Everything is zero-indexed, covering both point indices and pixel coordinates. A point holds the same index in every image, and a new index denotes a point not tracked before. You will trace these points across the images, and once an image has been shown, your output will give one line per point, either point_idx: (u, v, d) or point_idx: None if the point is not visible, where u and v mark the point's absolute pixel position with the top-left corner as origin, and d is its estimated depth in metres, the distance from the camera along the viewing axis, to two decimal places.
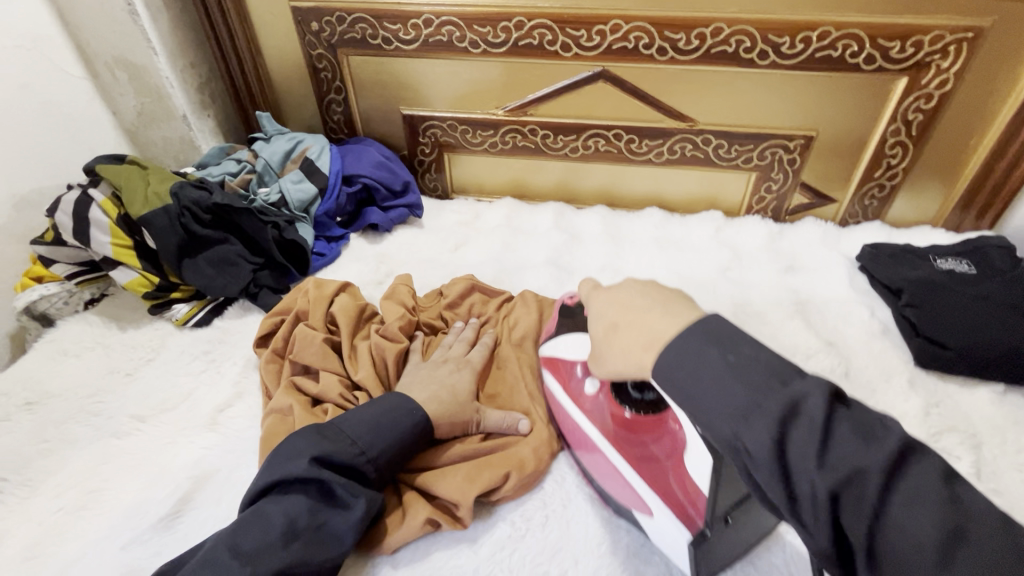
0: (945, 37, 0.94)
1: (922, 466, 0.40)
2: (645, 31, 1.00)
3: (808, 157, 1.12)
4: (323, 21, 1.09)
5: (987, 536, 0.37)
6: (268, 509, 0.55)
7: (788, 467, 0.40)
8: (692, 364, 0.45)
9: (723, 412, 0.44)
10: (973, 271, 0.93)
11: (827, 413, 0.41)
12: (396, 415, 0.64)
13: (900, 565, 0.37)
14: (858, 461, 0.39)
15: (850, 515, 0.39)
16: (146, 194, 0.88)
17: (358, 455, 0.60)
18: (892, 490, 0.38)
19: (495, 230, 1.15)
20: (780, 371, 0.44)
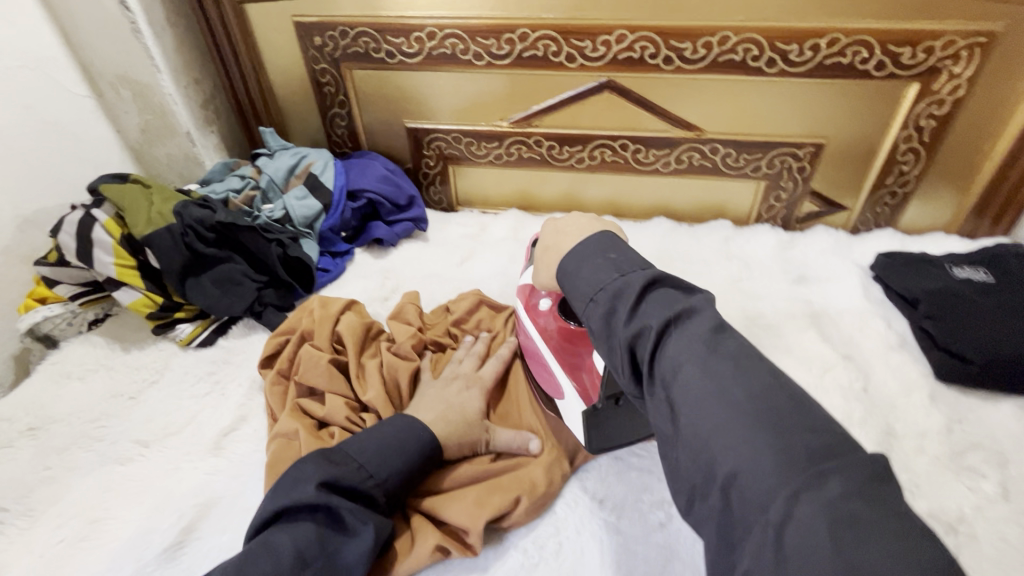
0: (958, 42, 0.92)
1: (724, 336, 0.44)
2: (651, 41, 0.98)
3: (818, 165, 1.10)
4: (326, 35, 1.08)
5: (756, 374, 0.41)
6: (274, 538, 0.52)
7: (614, 327, 0.47)
8: (591, 267, 0.52)
9: (584, 289, 0.52)
10: (991, 279, 0.91)
11: (657, 301, 0.47)
12: (405, 440, 0.63)
13: (684, 401, 0.42)
14: (658, 318, 0.45)
15: (648, 361, 0.45)
16: (150, 214, 0.88)
17: (366, 478, 0.58)
18: (676, 338, 0.44)
19: (501, 243, 1.14)
20: (628, 267, 0.51)
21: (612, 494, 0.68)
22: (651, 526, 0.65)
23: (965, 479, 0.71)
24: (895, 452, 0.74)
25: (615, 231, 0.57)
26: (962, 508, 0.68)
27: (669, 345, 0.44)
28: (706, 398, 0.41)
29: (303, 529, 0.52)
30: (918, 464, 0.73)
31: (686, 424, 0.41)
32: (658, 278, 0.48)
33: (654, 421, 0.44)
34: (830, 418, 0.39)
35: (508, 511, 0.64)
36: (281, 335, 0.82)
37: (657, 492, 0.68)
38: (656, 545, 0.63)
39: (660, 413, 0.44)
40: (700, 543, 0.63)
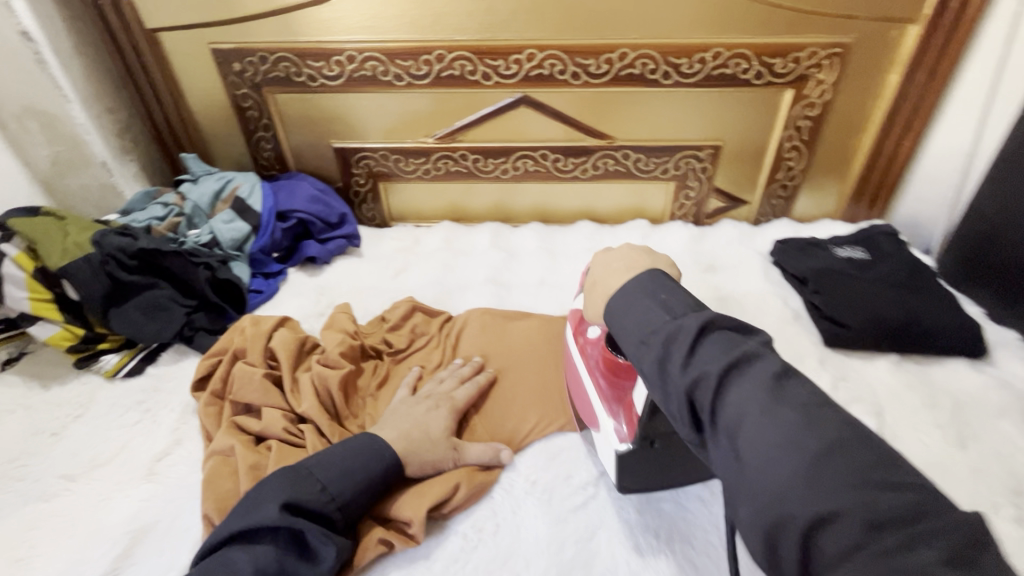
0: (819, 52, 1.06)
1: (788, 381, 0.44)
2: (558, 58, 1.07)
3: (718, 165, 1.22)
4: (245, 61, 1.10)
5: (825, 419, 0.41)
6: (236, 557, 0.54)
7: (664, 369, 0.48)
8: (642, 312, 0.53)
9: (634, 332, 0.52)
10: (867, 256, 1.06)
11: (701, 337, 0.48)
12: (367, 456, 0.65)
13: (742, 440, 0.42)
14: (716, 365, 0.45)
15: (708, 407, 0.45)
16: (65, 245, 0.86)
17: (328, 502, 0.60)
18: (738, 385, 0.44)
19: (434, 254, 1.18)
20: (677, 307, 0.52)
21: (545, 475, 0.73)
22: (581, 499, 0.70)
23: None
24: None
25: (662, 271, 0.58)
26: None
27: (733, 391, 0.44)
28: (761, 441, 0.41)
29: (268, 546, 0.55)
30: None
31: (750, 462, 0.41)
32: (712, 321, 0.48)
33: (719, 466, 0.44)
34: (903, 463, 0.39)
35: (448, 499, 0.68)
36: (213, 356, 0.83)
37: (585, 468, 0.74)
38: (586, 515, 0.69)
39: (723, 457, 0.43)
40: (624, 508, 0.69)
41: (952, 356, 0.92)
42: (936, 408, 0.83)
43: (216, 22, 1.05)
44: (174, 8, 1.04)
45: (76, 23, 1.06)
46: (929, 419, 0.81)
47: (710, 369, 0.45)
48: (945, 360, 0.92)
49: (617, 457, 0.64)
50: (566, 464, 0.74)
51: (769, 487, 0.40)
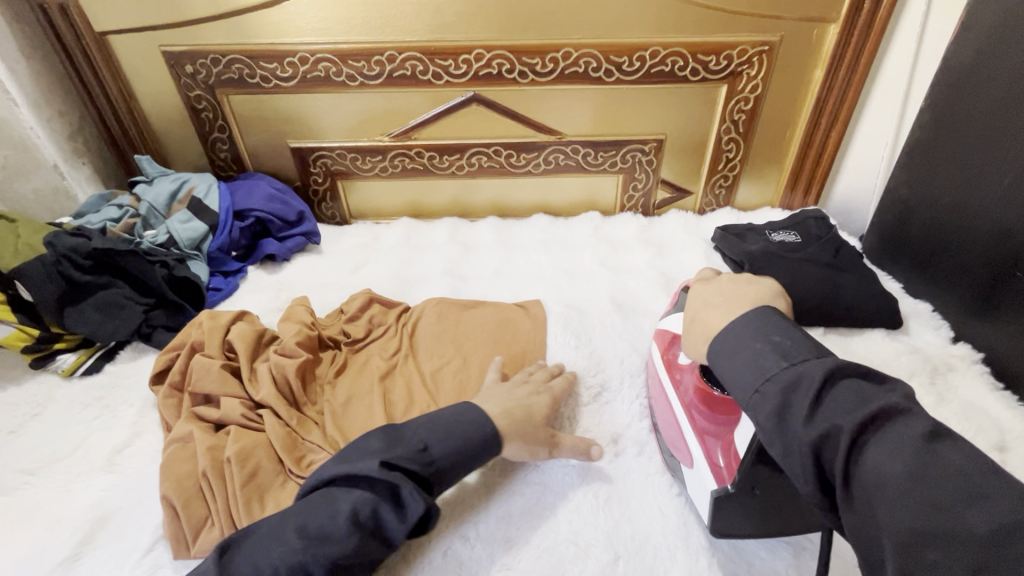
0: (749, 50, 1.14)
1: (941, 444, 0.41)
2: (506, 58, 1.12)
3: (662, 157, 1.29)
4: (197, 63, 1.11)
5: (988, 490, 0.38)
6: (337, 497, 0.58)
7: (785, 423, 0.46)
8: (750, 355, 0.51)
9: (746, 379, 0.51)
10: (798, 240, 1.14)
11: (826, 386, 0.46)
12: (464, 427, 0.66)
13: (882, 508, 0.40)
14: (850, 420, 0.43)
15: (841, 469, 0.43)
16: (17, 245, 0.88)
17: (423, 460, 0.62)
18: (878, 448, 0.42)
19: (393, 249, 1.21)
20: (792, 351, 0.50)
21: None
22: (528, 469, 0.75)
23: None
24: None
25: (771, 307, 0.56)
26: None
27: (870, 454, 0.42)
28: (911, 512, 0.39)
29: (368, 494, 0.58)
30: None
31: (896, 539, 0.39)
32: (840, 368, 0.46)
33: (856, 537, 0.42)
34: None
35: None
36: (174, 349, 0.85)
37: None
38: (532, 483, 0.73)
39: (862, 525, 0.41)
40: (567, 474, 0.74)
41: (871, 326, 1.00)
42: None
43: (166, 25, 1.07)
44: (123, 12, 1.05)
45: (22, 27, 1.05)
46: None
47: (842, 425, 0.43)
48: (865, 331, 1.00)
49: (712, 499, 0.63)
50: None
51: (928, 566, 0.37)
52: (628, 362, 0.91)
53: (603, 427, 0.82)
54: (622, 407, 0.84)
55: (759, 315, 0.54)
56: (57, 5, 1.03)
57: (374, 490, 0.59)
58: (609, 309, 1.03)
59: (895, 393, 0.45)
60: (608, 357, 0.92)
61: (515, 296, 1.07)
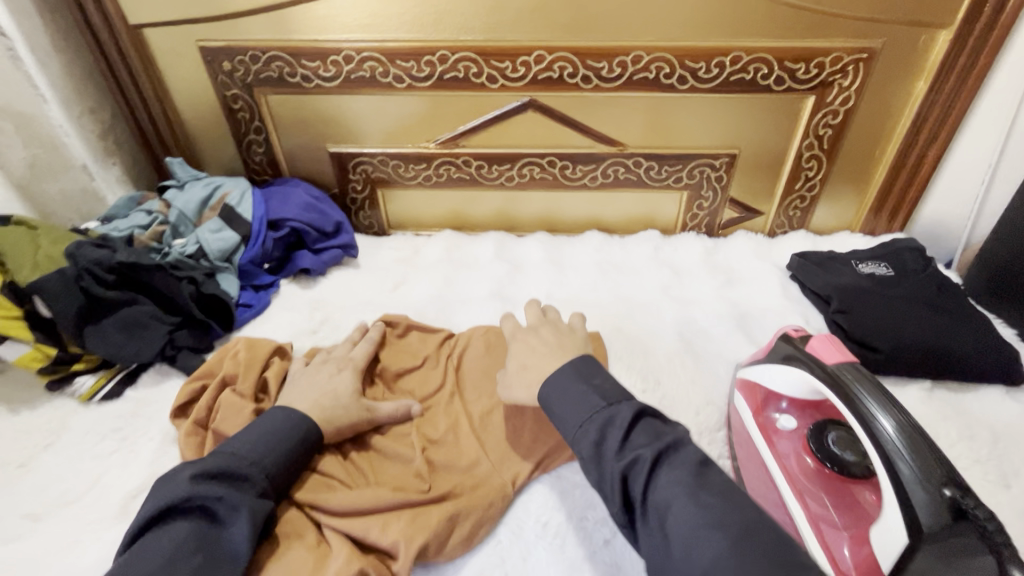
0: (844, 57, 1.01)
1: (709, 468, 0.50)
2: (569, 61, 1.01)
3: (733, 174, 1.16)
4: (235, 60, 1.03)
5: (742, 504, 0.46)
6: (147, 544, 0.52)
7: (599, 452, 0.52)
8: (577, 397, 0.57)
9: (572, 417, 0.56)
10: (892, 273, 1.00)
11: (632, 422, 0.53)
12: (279, 431, 0.64)
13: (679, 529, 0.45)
14: (648, 450, 0.50)
15: (637, 490, 0.49)
16: (36, 257, 0.81)
17: (245, 465, 0.59)
18: (678, 475, 0.48)
19: (435, 265, 1.12)
20: (610, 394, 0.56)
21: (556, 516, 0.67)
22: (597, 544, 0.64)
23: None
24: None
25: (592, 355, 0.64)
26: None
27: (660, 480, 0.49)
28: (701, 531, 0.45)
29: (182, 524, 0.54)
30: None
31: (677, 546, 0.45)
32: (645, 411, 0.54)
33: (647, 551, 0.48)
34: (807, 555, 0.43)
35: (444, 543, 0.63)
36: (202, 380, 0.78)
37: (601, 508, 0.68)
38: (602, 564, 0.63)
39: (658, 545, 0.47)
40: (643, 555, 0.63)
41: (987, 382, 0.86)
42: (973, 441, 0.77)
43: (204, 18, 0.99)
44: (160, 4, 0.98)
45: (54, 18, 0.99)
46: (966, 453, 0.75)
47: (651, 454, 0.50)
48: (978, 387, 0.86)
49: None
50: (580, 503, 0.68)
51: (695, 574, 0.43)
52: (705, 415, 0.79)
53: None
54: None
55: (577, 362, 0.61)
56: None
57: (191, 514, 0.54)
58: (678, 347, 0.91)
59: (672, 428, 0.54)
60: (682, 406, 0.80)
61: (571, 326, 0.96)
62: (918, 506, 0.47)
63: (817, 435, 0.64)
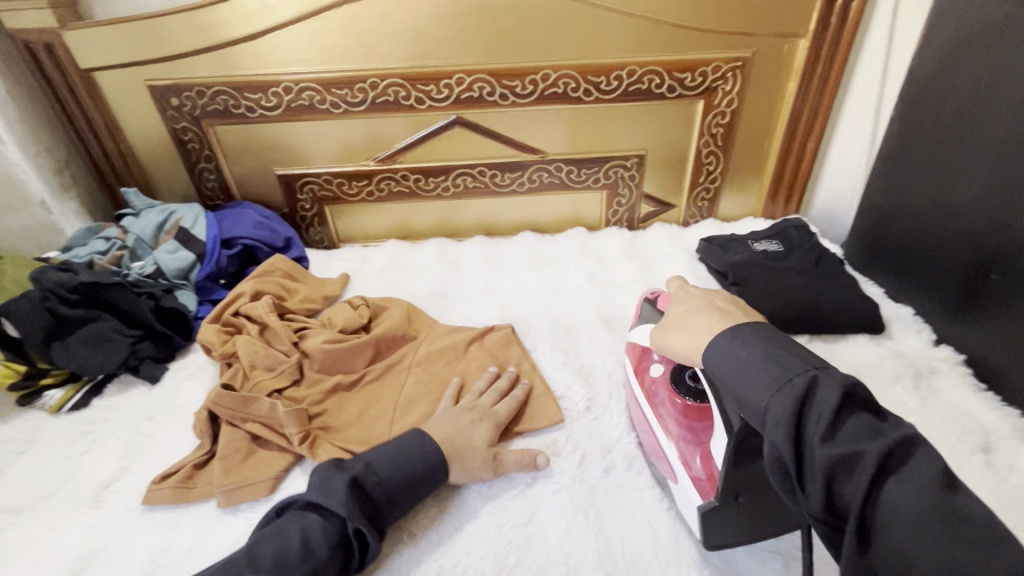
0: (722, 67, 1.17)
1: (916, 463, 0.43)
2: (486, 81, 1.14)
3: (644, 172, 1.31)
4: (183, 96, 1.13)
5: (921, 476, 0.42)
6: (286, 529, 0.61)
7: (784, 445, 0.46)
8: (758, 365, 0.52)
9: (760, 386, 0.51)
10: (780, 249, 1.15)
11: (840, 406, 0.45)
12: (411, 450, 0.71)
13: (873, 520, 0.42)
14: (871, 444, 0.43)
15: (818, 472, 0.44)
16: (4, 283, 0.90)
17: (374, 476, 0.66)
18: (905, 483, 0.42)
19: (382, 271, 1.22)
20: (798, 364, 0.50)
21: None
22: (519, 488, 0.75)
23: None
24: None
25: (747, 322, 0.59)
26: None
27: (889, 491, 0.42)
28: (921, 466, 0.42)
29: (318, 518, 0.62)
30: None
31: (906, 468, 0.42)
32: (854, 386, 0.46)
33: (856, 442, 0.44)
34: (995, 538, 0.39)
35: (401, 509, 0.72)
36: (231, 326, 0.96)
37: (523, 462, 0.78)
38: (522, 503, 0.73)
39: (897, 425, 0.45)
40: (557, 494, 0.74)
41: (855, 332, 1.01)
42: None
43: (150, 59, 1.08)
44: (110, 49, 1.07)
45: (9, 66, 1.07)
46: None
47: (827, 436, 0.44)
48: (848, 337, 1.01)
49: (701, 513, 0.64)
50: None
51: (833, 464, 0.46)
52: (616, 377, 0.92)
53: (591, 442, 0.81)
54: (610, 421, 0.85)
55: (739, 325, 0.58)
56: (43, 43, 1.05)
57: (346, 505, 0.62)
58: (597, 324, 1.04)
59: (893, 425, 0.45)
60: (596, 372, 0.93)
61: (503, 314, 1.08)
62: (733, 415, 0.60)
63: (678, 376, 0.76)
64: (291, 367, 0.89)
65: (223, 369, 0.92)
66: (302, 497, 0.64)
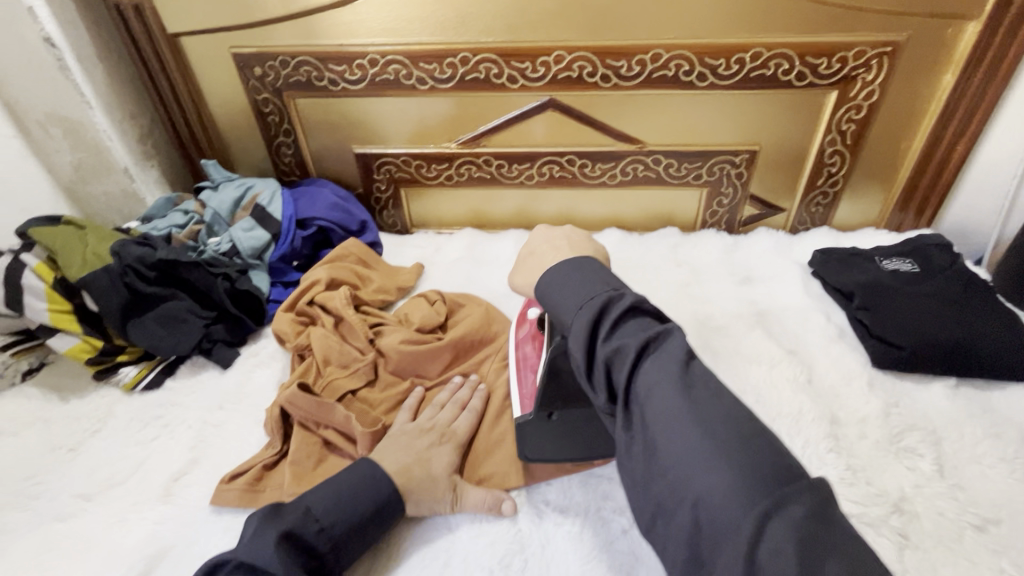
0: (867, 52, 1.00)
1: (693, 365, 0.49)
2: (588, 60, 1.02)
3: (754, 171, 1.16)
4: (266, 65, 1.08)
5: (726, 422, 0.44)
6: None
7: (580, 349, 0.53)
8: (576, 287, 0.58)
9: (572, 301, 0.57)
10: (917, 270, 0.97)
11: (620, 318, 0.53)
12: (367, 487, 0.63)
13: (647, 421, 0.46)
14: (637, 342, 0.50)
15: (623, 376, 0.49)
16: (84, 255, 0.85)
17: (313, 525, 0.59)
18: (650, 364, 0.49)
19: (457, 263, 1.14)
20: (601, 288, 0.57)
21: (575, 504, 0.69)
22: (616, 531, 0.66)
23: (904, 459, 0.74)
24: (840, 439, 0.76)
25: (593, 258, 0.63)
26: (903, 487, 0.71)
27: (641, 373, 0.49)
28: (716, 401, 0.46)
29: None
30: (861, 448, 0.75)
31: (663, 431, 0.45)
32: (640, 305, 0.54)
33: (647, 375, 0.48)
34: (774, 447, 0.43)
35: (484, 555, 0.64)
36: (305, 316, 0.91)
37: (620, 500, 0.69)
38: (622, 551, 0.64)
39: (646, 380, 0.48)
40: None
41: (1015, 379, 0.84)
42: (1000, 439, 0.76)
43: (237, 25, 1.03)
44: (197, 13, 1.02)
45: (99, 28, 1.04)
46: (991, 451, 0.75)
47: (635, 342, 0.50)
48: (1006, 385, 0.84)
49: (518, 425, 0.74)
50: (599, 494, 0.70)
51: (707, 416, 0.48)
52: None
53: None
54: None
55: (582, 268, 0.59)
56: (132, 6, 1.01)
57: (285, 564, 0.54)
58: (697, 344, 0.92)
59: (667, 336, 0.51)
60: None
61: None
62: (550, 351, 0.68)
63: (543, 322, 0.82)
64: (365, 367, 0.82)
65: (295, 361, 0.87)
66: (232, 559, 0.55)
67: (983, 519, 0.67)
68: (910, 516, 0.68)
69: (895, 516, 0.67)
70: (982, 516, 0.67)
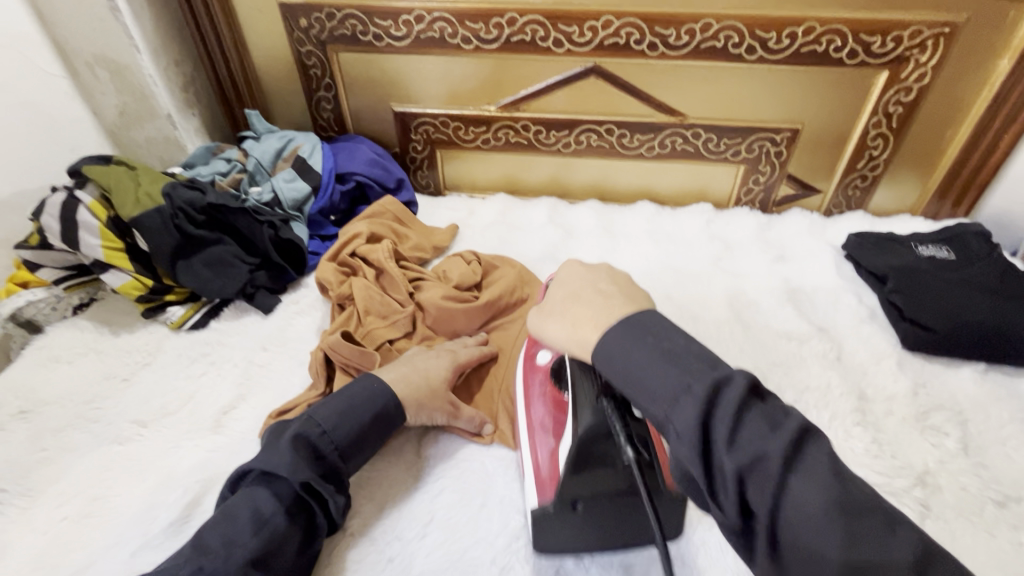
0: (923, 31, 0.97)
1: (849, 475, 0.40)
2: (637, 27, 1.01)
3: (794, 150, 1.15)
4: (312, 17, 1.07)
5: (871, 510, 0.38)
6: (236, 508, 0.57)
7: (689, 455, 0.42)
8: (644, 365, 0.46)
9: (653, 388, 0.45)
10: (953, 257, 0.95)
11: (741, 402, 0.42)
12: (367, 399, 0.67)
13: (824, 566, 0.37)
14: (774, 445, 0.40)
15: (763, 510, 0.39)
16: (137, 195, 0.86)
17: (319, 431, 0.63)
18: (799, 474, 0.39)
19: (490, 226, 1.15)
20: (692, 364, 0.45)
21: None
22: None
23: (929, 436, 0.76)
24: (868, 415, 0.78)
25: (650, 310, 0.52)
26: (927, 462, 0.73)
27: (792, 487, 0.39)
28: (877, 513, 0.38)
29: (263, 487, 0.59)
30: (888, 424, 0.77)
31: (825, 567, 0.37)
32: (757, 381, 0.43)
33: (799, 500, 0.38)
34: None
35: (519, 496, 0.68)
36: (346, 267, 0.93)
37: None
38: None
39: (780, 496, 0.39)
40: None
41: None
42: None
43: None
44: None
45: None
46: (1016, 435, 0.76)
47: (773, 463, 0.39)
48: None
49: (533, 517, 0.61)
50: None
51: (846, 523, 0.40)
52: None
53: None
54: None
55: (632, 318, 0.50)
56: None
57: (290, 463, 0.58)
58: (728, 317, 0.93)
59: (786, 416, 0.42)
60: None
61: None
62: (582, 419, 0.57)
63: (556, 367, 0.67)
64: (404, 319, 0.85)
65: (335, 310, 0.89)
66: (252, 467, 0.60)
67: (1005, 496, 0.69)
68: (932, 489, 0.70)
69: (918, 488, 0.70)
70: (1004, 493, 0.70)
